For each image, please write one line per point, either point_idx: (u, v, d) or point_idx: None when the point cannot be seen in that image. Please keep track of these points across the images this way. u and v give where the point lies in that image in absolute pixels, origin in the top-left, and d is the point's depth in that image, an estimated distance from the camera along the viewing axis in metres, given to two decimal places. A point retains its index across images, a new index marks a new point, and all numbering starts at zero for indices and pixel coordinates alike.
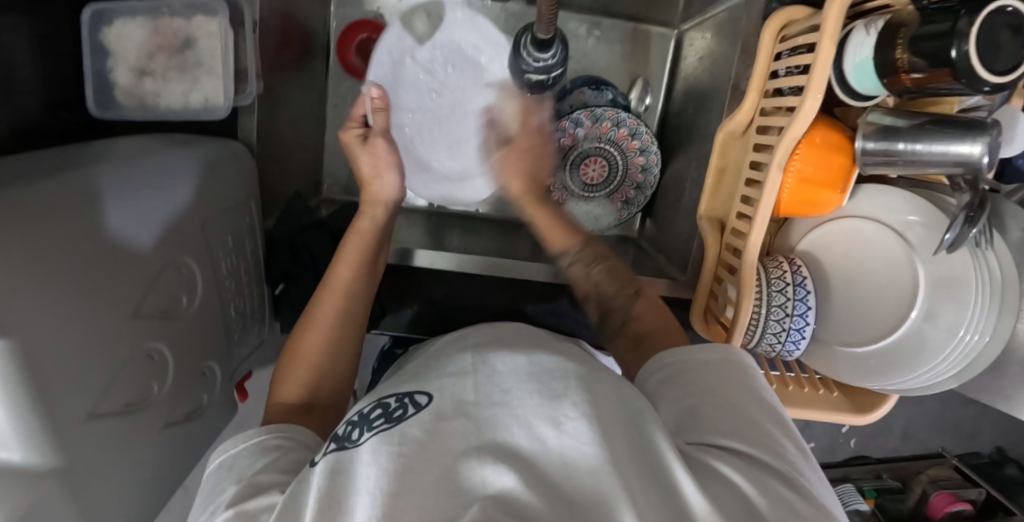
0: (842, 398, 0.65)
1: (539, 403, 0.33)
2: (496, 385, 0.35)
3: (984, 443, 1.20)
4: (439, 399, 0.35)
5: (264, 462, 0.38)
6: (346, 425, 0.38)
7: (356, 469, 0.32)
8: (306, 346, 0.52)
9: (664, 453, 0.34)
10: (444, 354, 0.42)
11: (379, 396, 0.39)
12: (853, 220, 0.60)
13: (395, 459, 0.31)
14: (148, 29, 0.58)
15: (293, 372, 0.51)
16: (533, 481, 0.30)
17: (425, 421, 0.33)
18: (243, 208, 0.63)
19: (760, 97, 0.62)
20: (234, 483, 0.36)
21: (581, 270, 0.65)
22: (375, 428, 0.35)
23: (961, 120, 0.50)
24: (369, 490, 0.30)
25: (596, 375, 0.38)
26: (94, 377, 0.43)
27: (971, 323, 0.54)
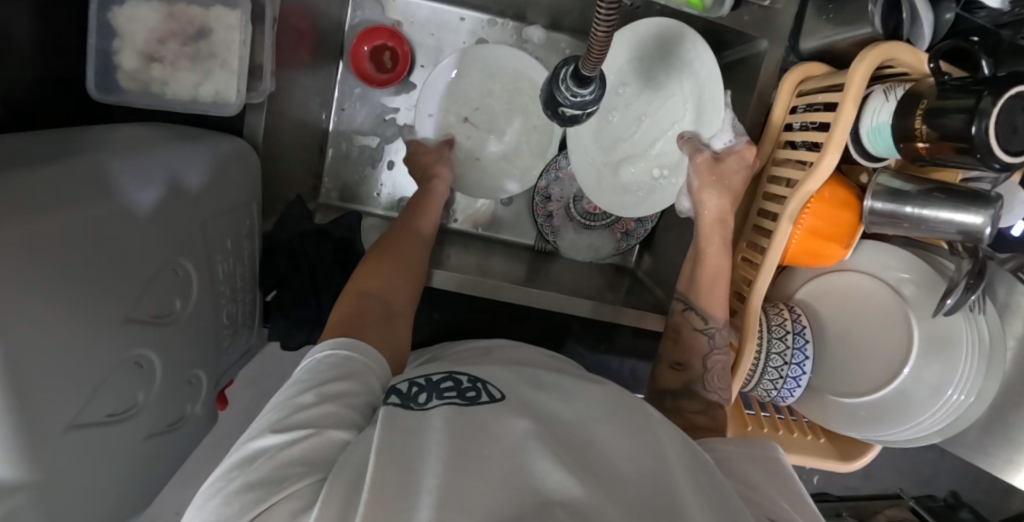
0: (828, 445, 0.66)
1: (614, 432, 0.37)
2: (575, 407, 0.39)
3: (940, 486, 1.24)
4: (512, 398, 0.39)
5: (340, 385, 0.41)
6: (407, 385, 0.41)
7: (422, 430, 0.34)
8: (390, 264, 0.59)
9: (722, 497, 0.36)
10: (509, 361, 0.47)
11: (449, 371, 0.42)
12: (853, 274, 0.62)
13: (469, 442, 0.33)
14: (162, 14, 0.55)
15: (377, 275, 0.57)
16: (602, 492, 0.32)
17: (497, 412, 0.37)
18: (244, 210, 0.60)
19: (774, 148, 0.64)
20: (311, 394, 0.39)
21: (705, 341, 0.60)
22: (445, 399, 0.38)
23: (966, 191, 0.52)
24: (438, 457, 0.31)
25: (658, 416, 0.41)
26: (76, 387, 0.40)
27: (958, 384, 0.56)
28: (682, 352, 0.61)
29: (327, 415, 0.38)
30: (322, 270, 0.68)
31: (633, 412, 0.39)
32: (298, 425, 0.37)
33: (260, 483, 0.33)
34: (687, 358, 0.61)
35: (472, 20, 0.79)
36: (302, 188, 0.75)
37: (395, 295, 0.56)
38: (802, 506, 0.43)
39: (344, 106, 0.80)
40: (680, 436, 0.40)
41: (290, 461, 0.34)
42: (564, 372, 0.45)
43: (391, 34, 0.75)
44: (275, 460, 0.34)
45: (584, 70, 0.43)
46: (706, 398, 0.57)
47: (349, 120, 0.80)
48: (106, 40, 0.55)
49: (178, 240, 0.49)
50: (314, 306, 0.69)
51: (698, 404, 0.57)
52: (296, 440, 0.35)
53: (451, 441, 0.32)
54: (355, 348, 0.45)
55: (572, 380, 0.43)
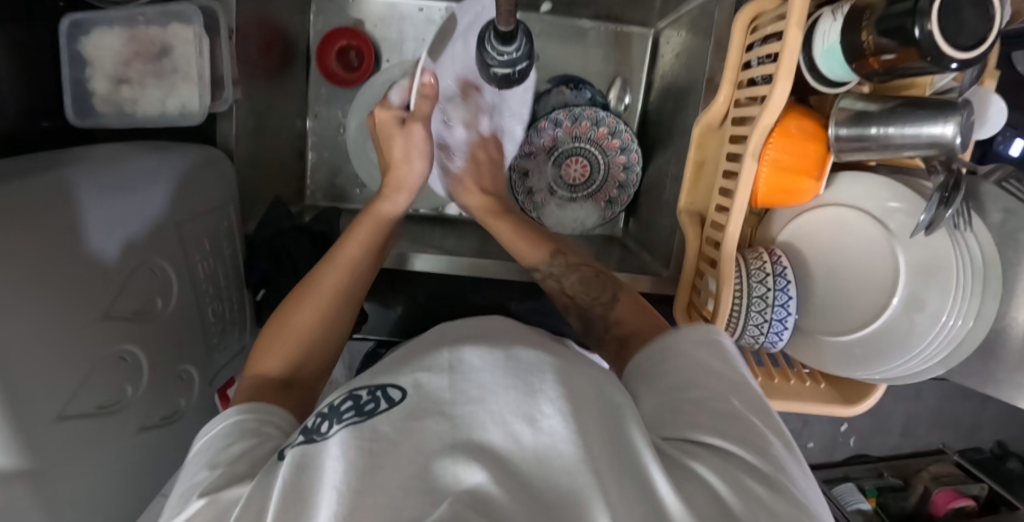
0: (830, 390, 0.64)
1: (515, 399, 0.35)
2: (471, 381, 0.37)
3: (985, 437, 1.16)
4: (414, 394, 0.36)
5: (241, 448, 0.41)
6: (315, 418, 0.39)
7: (323, 463, 0.34)
8: (295, 328, 0.55)
9: (639, 447, 0.36)
10: (421, 349, 0.44)
11: (350, 389, 0.41)
12: (832, 209, 0.60)
13: (366, 456, 0.33)
14: (125, 38, 0.59)
15: (277, 347, 0.53)
16: (501, 478, 0.32)
17: (395, 418, 0.35)
18: (221, 212, 0.63)
19: (734, 89, 0.61)
20: (207, 468, 0.39)
21: (554, 285, 0.64)
22: (344, 422, 0.36)
23: (934, 101, 0.49)
24: (335, 485, 0.32)
25: (576, 367, 0.40)
26: (61, 379, 0.43)
27: (953, 308, 0.53)
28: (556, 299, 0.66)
29: (228, 479, 0.37)
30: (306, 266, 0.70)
31: (540, 370, 0.37)
32: (197, 496, 0.36)
33: None
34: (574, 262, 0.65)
35: (429, 10, 0.81)
36: (283, 190, 0.78)
37: (306, 366, 0.54)
38: (740, 393, 0.43)
39: (317, 112, 0.83)
40: (593, 382, 0.39)
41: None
42: (475, 343, 0.41)
43: (352, 34, 0.78)
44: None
45: (500, 27, 0.44)
46: (596, 311, 0.61)
47: (325, 123, 0.83)
48: (79, 69, 0.59)
49: (154, 242, 0.53)
50: None
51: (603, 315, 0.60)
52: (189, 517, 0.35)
53: (347, 468, 0.33)
54: (255, 409, 0.45)
55: (519, 342, 0.43)
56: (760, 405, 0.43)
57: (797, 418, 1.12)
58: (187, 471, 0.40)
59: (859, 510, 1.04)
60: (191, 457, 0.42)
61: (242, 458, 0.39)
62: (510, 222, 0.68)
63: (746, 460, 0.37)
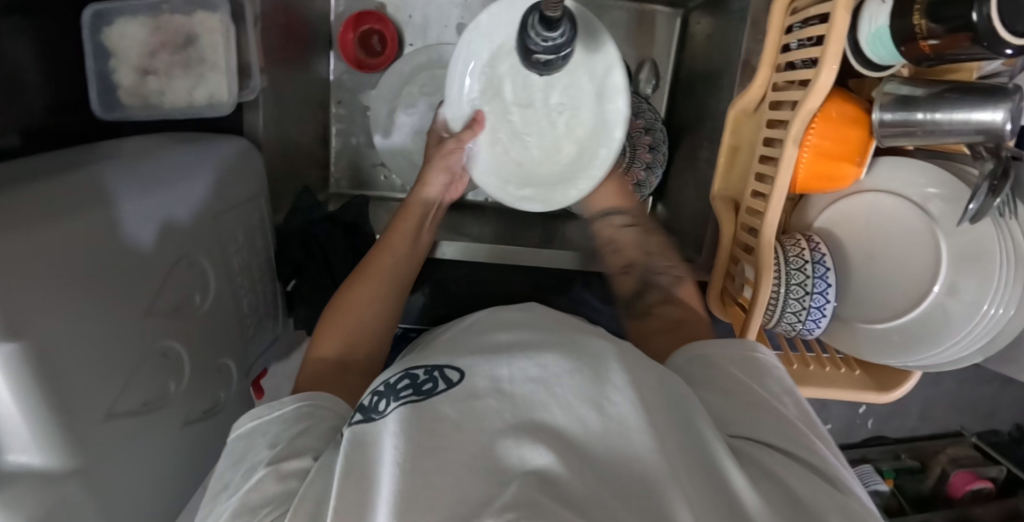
0: (865, 377, 0.64)
1: (581, 386, 0.37)
2: (530, 363, 0.39)
3: (1003, 420, 1.17)
4: (470, 376, 0.39)
5: (299, 427, 0.42)
6: (371, 396, 0.42)
7: (382, 438, 0.36)
8: (354, 312, 0.56)
9: (713, 452, 0.37)
10: (474, 334, 0.48)
11: (405, 368, 0.44)
12: (870, 195, 0.59)
13: (426, 435, 0.35)
14: (149, 28, 0.58)
15: (331, 332, 0.54)
16: (569, 459, 0.33)
17: (455, 399, 0.37)
18: (254, 203, 0.62)
19: (772, 72, 0.60)
20: (269, 448, 0.40)
21: (632, 236, 0.69)
22: (402, 399, 0.39)
23: (981, 87, 0.49)
24: (395, 462, 0.33)
25: (637, 358, 0.41)
26: (108, 376, 0.43)
27: (996, 297, 0.53)
28: (626, 257, 0.69)
29: (294, 446, 0.40)
30: (335, 253, 0.70)
31: (604, 360, 0.39)
32: (262, 466, 0.38)
33: None
34: (631, 258, 0.68)
35: None
36: (308, 180, 0.77)
37: (359, 352, 0.54)
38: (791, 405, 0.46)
39: (339, 99, 0.81)
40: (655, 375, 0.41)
41: (256, 503, 0.36)
42: (530, 330, 0.45)
43: (375, 17, 0.76)
44: (241, 504, 0.37)
45: (546, 12, 0.42)
46: (659, 285, 0.62)
47: (349, 110, 0.82)
48: (104, 60, 0.58)
49: (192, 234, 0.52)
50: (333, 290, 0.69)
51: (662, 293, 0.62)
52: (255, 487, 0.37)
53: (408, 444, 0.34)
54: (316, 397, 0.45)
55: (588, 336, 0.45)
56: (806, 412, 0.46)
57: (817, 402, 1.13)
58: (236, 454, 0.42)
59: (878, 491, 1.06)
60: (246, 430, 0.43)
61: (302, 435, 0.41)
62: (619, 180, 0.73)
63: (799, 458, 0.40)
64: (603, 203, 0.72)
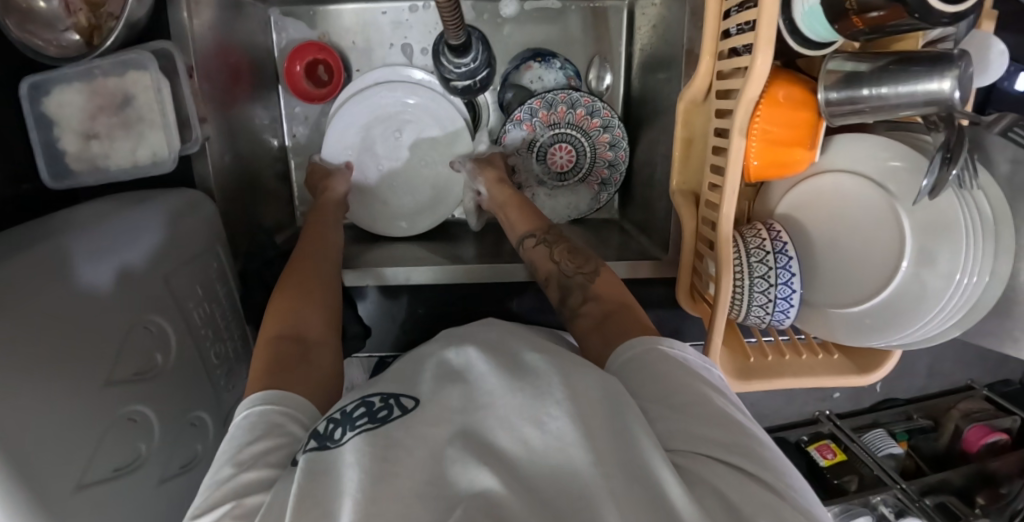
0: (845, 360, 0.62)
1: (521, 403, 0.36)
2: (484, 388, 0.37)
3: (1013, 369, 1.13)
4: (428, 402, 0.37)
5: (263, 443, 0.40)
6: (325, 422, 0.39)
7: (340, 469, 0.34)
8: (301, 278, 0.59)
9: (650, 460, 0.33)
10: (423, 351, 0.46)
11: (361, 395, 0.40)
12: (829, 176, 0.57)
13: (383, 464, 0.33)
14: (86, 93, 0.58)
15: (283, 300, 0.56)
16: (511, 481, 0.33)
17: (410, 424, 0.36)
18: (210, 253, 0.63)
19: (715, 60, 0.58)
20: (229, 468, 0.38)
21: (541, 251, 0.63)
22: (358, 428, 0.36)
23: (927, 56, 0.46)
24: (354, 495, 0.31)
25: (577, 366, 0.39)
26: (77, 449, 0.44)
27: (967, 266, 0.51)
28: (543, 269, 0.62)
29: (250, 457, 0.39)
30: None
31: (544, 372, 0.37)
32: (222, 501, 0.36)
33: None
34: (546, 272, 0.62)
35: (393, 11, 0.78)
36: (271, 218, 0.77)
37: (314, 322, 0.55)
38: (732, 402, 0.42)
39: (295, 133, 0.82)
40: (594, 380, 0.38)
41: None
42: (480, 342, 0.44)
43: (317, 47, 0.75)
44: None
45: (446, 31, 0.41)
46: (578, 285, 0.58)
47: (305, 142, 0.82)
48: (46, 129, 0.59)
49: (142, 296, 0.53)
50: None
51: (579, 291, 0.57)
52: None
53: (365, 475, 0.32)
54: (273, 388, 0.44)
55: (526, 341, 0.44)
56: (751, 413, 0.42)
57: None
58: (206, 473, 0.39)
59: (892, 455, 1.04)
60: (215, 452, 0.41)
61: (264, 458, 0.39)
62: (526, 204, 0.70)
63: (737, 461, 0.36)
64: (517, 230, 0.68)
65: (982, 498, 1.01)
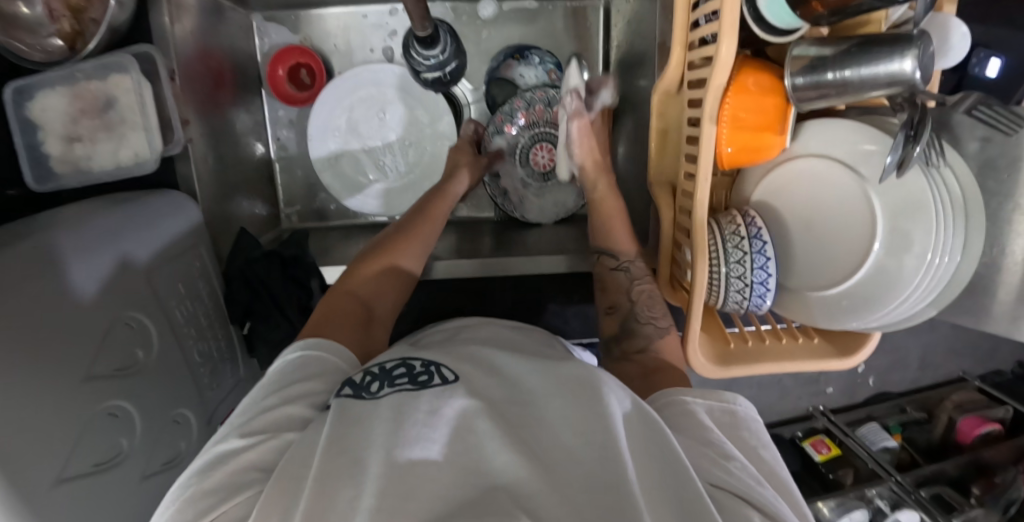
0: (824, 345, 0.63)
1: (574, 416, 0.36)
2: (526, 394, 0.38)
3: (1004, 359, 1.14)
4: (467, 380, 0.38)
5: (304, 387, 0.42)
6: (363, 374, 0.40)
7: (370, 423, 0.35)
8: (381, 266, 0.60)
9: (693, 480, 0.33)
10: (461, 340, 0.46)
11: (402, 355, 0.41)
12: (801, 160, 0.58)
13: (422, 431, 0.33)
14: (68, 96, 0.59)
15: (362, 273, 0.59)
16: (550, 480, 0.31)
17: (449, 396, 0.36)
18: (193, 253, 0.64)
19: (686, 52, 0.59)
20: (273, 402, 0.40)
21: (623, 276, 0.64)
22: (396, 386, 0.37)
23: (888, 37, 0.47)
24: (388, 452, 0.32)
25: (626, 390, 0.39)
26: (55, 444, 0.44)
27: (938, 246, 0.51)
28: (610, 296, 0.65)
29: (292, 395, 0.41)
30: (279, 289, 0.70)
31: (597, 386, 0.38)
32: (253, 434, 0.38)
33: (213, 492, 0.35)
34: (616, 301, 0.64)
35: (374, 14, 0.79)
36: (256, 219, 0.78)
37: (381, 299, 0.58)
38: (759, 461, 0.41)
39: (279, 136, 0.83)
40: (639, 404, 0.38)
41: (247, 467, 0.36)
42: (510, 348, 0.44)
43: (300, 52, 0.77)
44: (237, 460, 0.36)
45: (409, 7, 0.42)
46: (641, 333, 0.59)
47: (290, 145, 0.84)
48: (29, 133, 0.59)
49: (125, 294, 0.53)
50: (287, 326, 0.71)
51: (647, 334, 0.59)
52: (252, 447, 0.37)
53: (400, 435, 0.33)
54: (319, 345, 0.46)
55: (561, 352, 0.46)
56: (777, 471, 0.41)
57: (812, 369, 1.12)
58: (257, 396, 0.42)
59: (887, 448, 1.02)
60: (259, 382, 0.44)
61: (305, 401, 0.41)
62: (618, 215, 0.69)
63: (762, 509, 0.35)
64: (614, 236, 0.68)
65: (977, 487, 0.99)
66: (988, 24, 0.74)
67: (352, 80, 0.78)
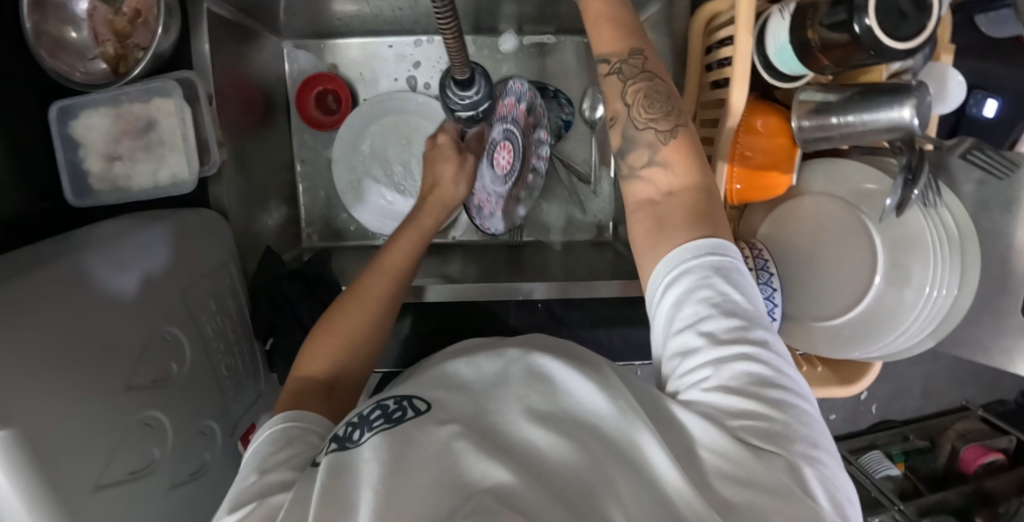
0: (828, 373, 0.65)
1: (542, 404, 0.39)
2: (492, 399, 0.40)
3: (1007, 390, 1.17)
4: (439, 405, 0.40)
5: (285, 452, 0.42)
6: (346, 425, 0.41)
7: (359, 465, 0.36)
8: (348, 328, 0.56)
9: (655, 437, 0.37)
10: (430, 365, 0.48)
11: (376, 399, 0.44)
12: (806, 198, 0.61)
13: (398, 457, 0.35)
14: (112, 118, 0.62)
15: (320, 350, 0.54)
16: (522, 473, 0.34)
17: (425, 425, 0.38)
18: (223, 270, 0.66)
19: (700, 93, 0.63)
20: (254, 473, 0.40)
21: (639, 130, 0.49)
22: (374, 429, 0.39)
23: (887, 87, 0.51)
24: (371, 485, 0.34)
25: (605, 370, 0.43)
26: (96, 452, 0.46)
27: (936, 280, 0.55)
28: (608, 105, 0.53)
29: (273, 462, 0.41)
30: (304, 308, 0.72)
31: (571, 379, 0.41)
32: (240, 503, 0.38)
33: None
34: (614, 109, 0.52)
35: (399, 45, 0.83)
36: (279, 237, 0.81)
37: (351, 368, 0.54)
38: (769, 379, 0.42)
39: (304, 158, 0.86)
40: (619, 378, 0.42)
41: None
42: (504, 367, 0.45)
43: (327, 78, 0.81)
44: None
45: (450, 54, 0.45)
46: (642, 134, 0.49)
47: (314, 166, 0.87)
48: (72, 151, 0.62)
49: (160, 308, 0.56)
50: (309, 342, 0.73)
51: (645, 151, 0.49)
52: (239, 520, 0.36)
53: (383, 469, 0.34)
54: (288, 421, 0.46)
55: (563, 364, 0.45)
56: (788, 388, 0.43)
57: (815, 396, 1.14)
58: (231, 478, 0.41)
59: (889, 476, 1.05)
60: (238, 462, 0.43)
61: (288, 463, 0.41)
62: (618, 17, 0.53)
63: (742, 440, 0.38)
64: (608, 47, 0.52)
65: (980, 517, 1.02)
66: (987, 67, 0.78)
67: (379, 109, 0.82)
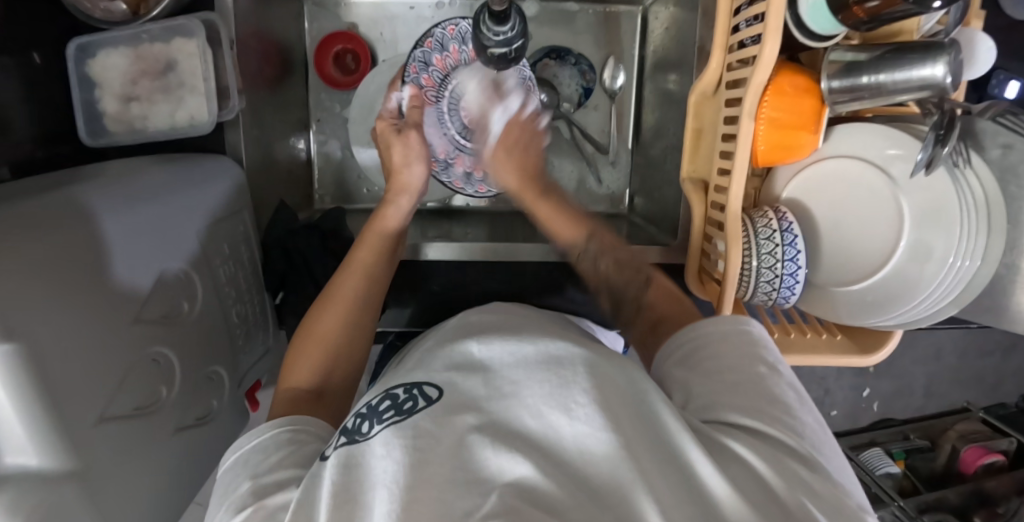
0: (846, 341, 0.65)
1: (549, 391, 0.34)
2: (506, 378, 0.36)
3: (1008, 393, 1.18)
4: (451, 392, 0.36)
5: (277, 456, 0.41)
6: (352, 418, 0.38)
7: (369, 464, 0.33)
8: (323, 331, 0.55)
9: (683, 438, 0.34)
10: (447, 339, 0.44)
11: (385, 389, 0.40)
12: (831, 161, 0.61)
13: (416, 452, 0.32)
14: (130, 57, 0.61)
15: (305, 359, 0.53)
16: (550, 470, 0.31)
17: (436, 415, 0.34)
18: (238, 218, 0.65)
19: (725, 54, 0.62)
20: (247, 480, 0.38)
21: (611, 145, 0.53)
22: (384, 421, 0.35)
23: (921, 44, 0.51)
24: (387, 483, 0.31)
25: (607, 359, 0.38)
26: (104, 380, 0.44)
27: (959, 247, 0.54)
28: None
29: (266, 468, 0.39)
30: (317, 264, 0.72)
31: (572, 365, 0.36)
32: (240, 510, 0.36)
33: None
34: None
35: (420, 7, 0.83)
36: (291, 195, 0.80)
37: (336, 373, 0.54)
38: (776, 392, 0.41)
39: (319, 119, 0.85)
40: (623, 371, 0.37)
41: None
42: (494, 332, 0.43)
43: (347, 37, 0.81)
44: None
45: None
46: None
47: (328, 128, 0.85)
48: (88, 90, 0.61)
49: (175, 246, 0.54)
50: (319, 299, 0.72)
51: None
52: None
53: (397, 464, 0.31)
54: (292, 422, 0.45)
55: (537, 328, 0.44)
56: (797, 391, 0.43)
57: (819, 387, 1.14)
58: (222, 489, 0.40)
59: (890, 473, 1.03)
60: (227, 470, 0.41)
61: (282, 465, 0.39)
62: None
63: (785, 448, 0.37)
64: None
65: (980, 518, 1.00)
66: (1004, 54, 0.78)
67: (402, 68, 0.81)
